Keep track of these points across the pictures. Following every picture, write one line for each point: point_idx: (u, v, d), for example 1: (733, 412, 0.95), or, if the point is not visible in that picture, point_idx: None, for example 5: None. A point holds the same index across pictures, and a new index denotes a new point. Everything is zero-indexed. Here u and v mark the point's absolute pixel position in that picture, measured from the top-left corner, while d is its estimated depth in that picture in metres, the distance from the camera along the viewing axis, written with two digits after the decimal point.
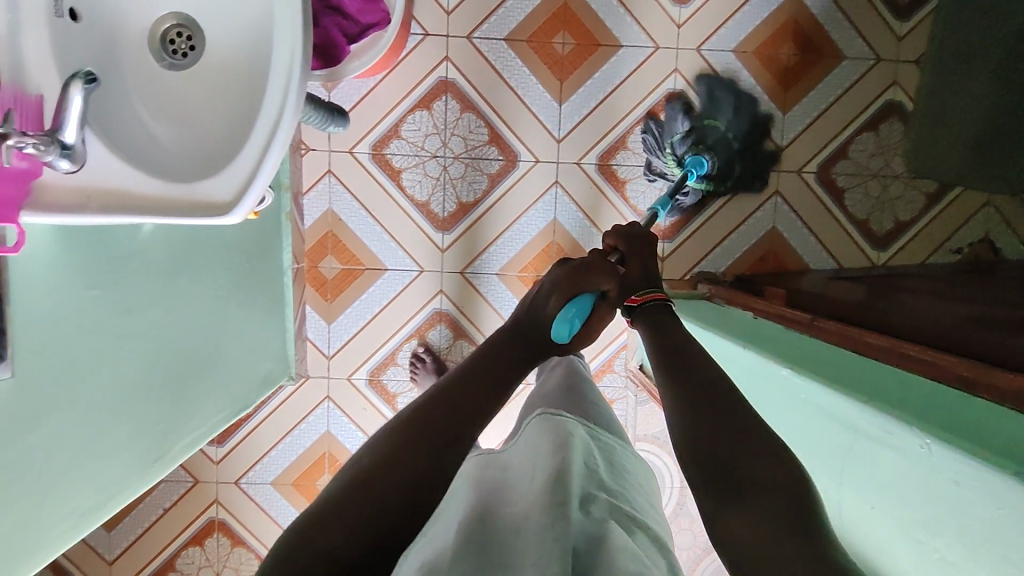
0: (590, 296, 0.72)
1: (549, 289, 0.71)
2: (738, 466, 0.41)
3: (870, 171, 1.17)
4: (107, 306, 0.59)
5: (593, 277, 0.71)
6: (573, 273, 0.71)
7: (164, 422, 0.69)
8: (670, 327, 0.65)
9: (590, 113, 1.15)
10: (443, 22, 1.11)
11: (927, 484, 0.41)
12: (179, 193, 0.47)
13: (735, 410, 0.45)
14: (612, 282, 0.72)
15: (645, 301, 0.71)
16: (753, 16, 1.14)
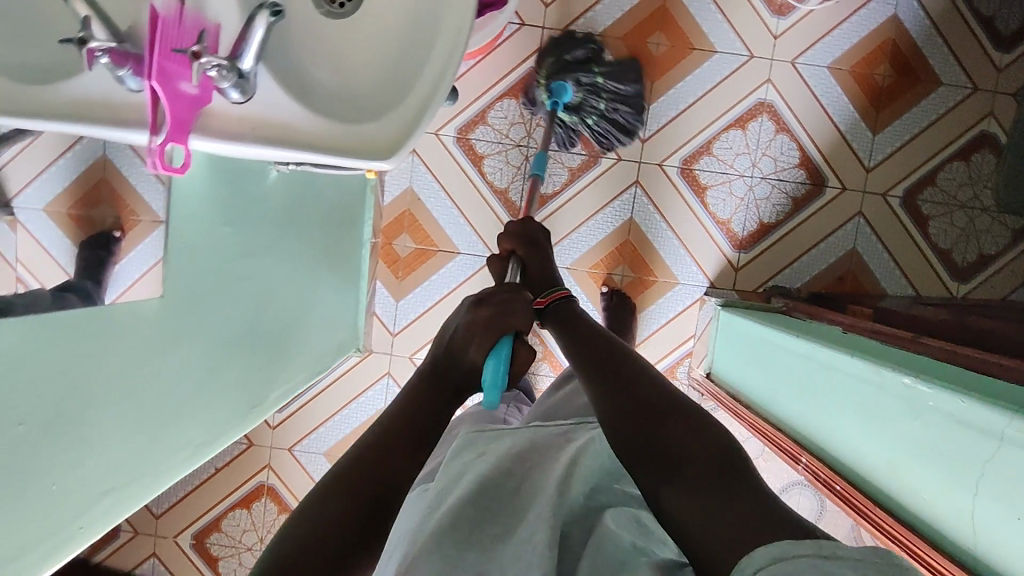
0: (511, 338, 0.67)
1: (466, 337, 0.66)
2: (661, 441, 0.46)
3: (958, 201, 1.14)
4: (228, 241, 0.69)
5: (511, 315, 0.67)
6: (493, 314, 0.67)
7: (250, 369, 0.72)
8: (578, 319, 0.70)
9: (677, 116, 1.14)
10: (540, 14, 1.12)
11: None
12: (344, 133, 0.48)
13: (625, 397, 0.51)
14: (527, 314, 0.69)
15: (552, 301, 0.74)
16: (852, 33, 1.11)
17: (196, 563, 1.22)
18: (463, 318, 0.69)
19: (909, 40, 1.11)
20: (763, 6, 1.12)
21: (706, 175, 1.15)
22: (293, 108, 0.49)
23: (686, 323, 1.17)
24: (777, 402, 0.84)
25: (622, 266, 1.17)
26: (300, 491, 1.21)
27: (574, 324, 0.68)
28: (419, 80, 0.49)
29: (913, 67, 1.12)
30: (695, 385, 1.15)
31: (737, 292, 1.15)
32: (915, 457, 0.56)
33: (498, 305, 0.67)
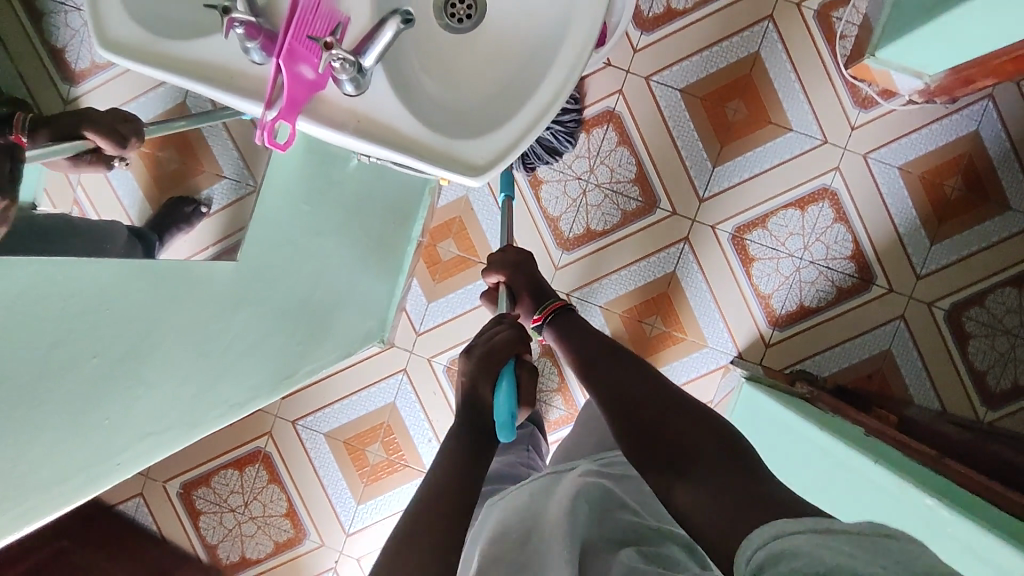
0: (512, 363, 0.74)
1: (473, 384, 0.72)
2: (677, 443, 0.52)
3: (1003, 326, 1.13)
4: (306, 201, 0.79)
5: (502, 349, 0.73)
6: (484, 356, 0.73)
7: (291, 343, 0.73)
8: (574, 335, 0.76)
9: (740, 183, 1.15)
10: (628, 58, 1.14)
11: None
12: (438, 143, 0.50)
13: (623, 404, 0.59)
14: (518, 342, 0.75)
15: (548, 315, 0.82)
16: (929, 140, 1.12)
17: (178, 513, 1.23)
18: (467, 364, 0.74)
19: (984, 158, 1.11)
20: (846, 96, 1.13)
21: (756, 247, 1.15)
22: (397, 109, 0.50)
23: (706, 387, 1.17)
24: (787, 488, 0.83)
25: (655, 317, 1.18)
26: (293, 465, 1.22)
27: (576, 334, 0.75)
28: (522, 109, 0.52)
29: (983, 185, 1.12)
30: None
31: (765, 367, 1.15)
32: None
33: (489, 347, 0.73)
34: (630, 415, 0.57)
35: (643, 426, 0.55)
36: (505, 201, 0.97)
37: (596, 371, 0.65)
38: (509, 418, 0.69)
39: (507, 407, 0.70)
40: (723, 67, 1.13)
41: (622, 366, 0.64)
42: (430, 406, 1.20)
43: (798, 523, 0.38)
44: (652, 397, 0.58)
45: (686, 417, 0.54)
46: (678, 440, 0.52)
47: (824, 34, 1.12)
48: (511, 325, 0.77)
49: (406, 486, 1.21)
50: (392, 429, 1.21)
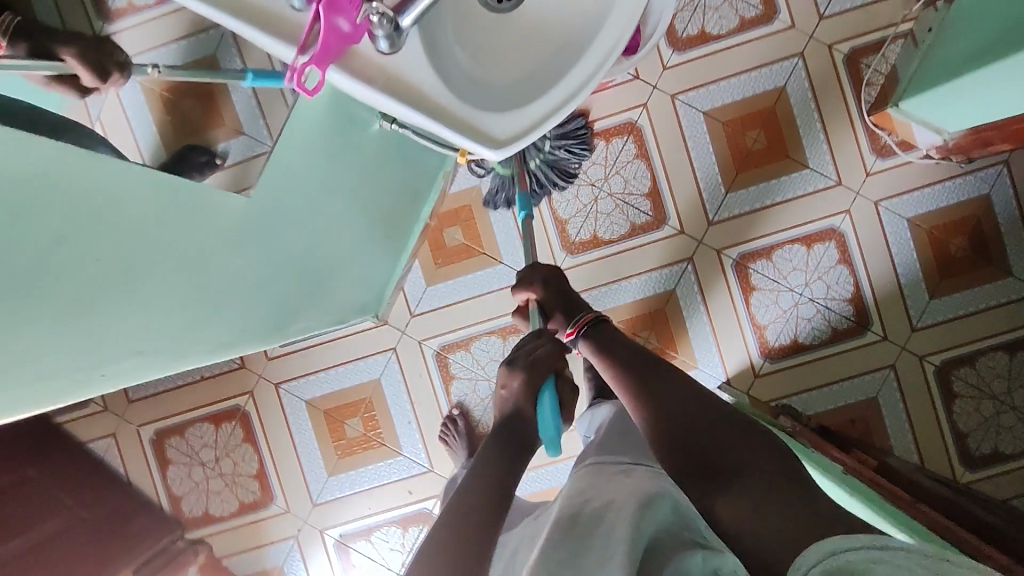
0: (548, 381, 0.77)
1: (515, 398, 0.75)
2: (729, 463, 0.57)
3: (989, 390, 1.13)
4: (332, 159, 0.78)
5: (543, 364, 0.77)
6: (525, 376, 0.76)
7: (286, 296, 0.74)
8: (609, 341, 0.78)
9: (750, 212, 1.16)
10: (657, 74, 1.16)
11: None
12: (463, 111, 0.52)
13: (678, 421, 0.63)
14: (556, 357, 0.78)
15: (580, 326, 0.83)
16: (943, 196, 1.12)
17: (148, 459, 1.23)
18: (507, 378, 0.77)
19: (993, 221, 1.12)
20: (866, 141, 1.14)
21: (759, 276, 1.16)
22: (426, 73, 0.51)
23: None
24: None
25: (649, 332, 1.18)
26: (270, 427, 1.22)
27: (617, 342, 0.78)
28: (548, 95, 0.54)
29: (989, 248, 1.12)
30: None
31: (751, 398, 1.15)
32: None
33: (530, 361, 0.77)
34: (689, 432, 0.62)
35: (698, 441, 0.61)
36: (524, 219, 0.98)
37: (651, 382, 0.69)
38: (557, 433, 0.75)
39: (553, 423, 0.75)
40: (748, 96, 1.15)
41: (672, 382, 0.68)
42: (415, 389, 1.20)
43: (858, 539, 0.42)
44: (708, 417, 0.63)
45: (744, 443, 0.59)
46: (732, 460, 0.57)
47: (852, 78, 1.13)
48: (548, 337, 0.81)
49: (380, 464, 1.21)
50: (372, 406, 1.21)
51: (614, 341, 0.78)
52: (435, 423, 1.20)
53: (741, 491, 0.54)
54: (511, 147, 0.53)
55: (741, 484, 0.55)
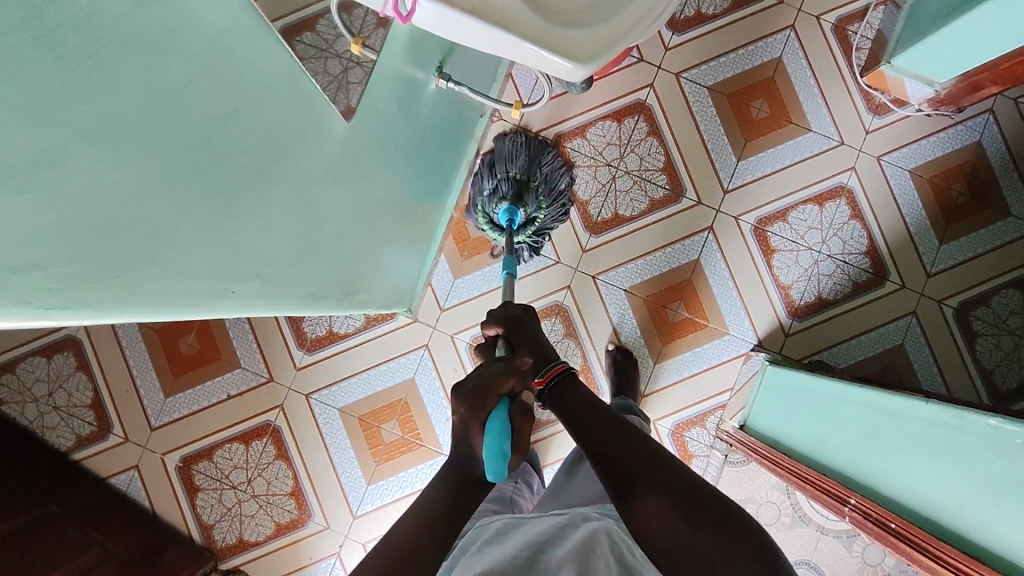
0: (501, 409, 0.69)
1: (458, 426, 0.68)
2: (685, 505, 0.50)
3: (1007, 326, 1.18)
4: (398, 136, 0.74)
5: (488, 386, 0.70)
6: (469, 400, 0.69)
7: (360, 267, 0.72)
8: (577, 397, 0.71)
9: (761, 178, 1.20)
10: (660, 55, 1.21)
11: None
12: (549, 31, 0.51)
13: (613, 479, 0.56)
14: (510, 380, 0.72)
15: (550, 379, 0.76)
16: (939, 146, 1.20)
17: (175, 488, 1.17)
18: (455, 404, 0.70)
19: (987, 166, 1.20)
20: (861, 103, 1.20)
21: (777, 239, 1.19)
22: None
23: (727, 375, 1.18)
24: (824, 451, 0.84)
25: (678, 303, 1.19)
26: (302, 440, 1.17)
27: (573, 388, 0.73)
28: (621, 13, 0.55)
29: (987, 192, 1.20)
30: (723, 437, 1.14)
31: (784, 356, 1.16)
32: (978, 490, 0.57)
33: (477, 380, 0.70)
34: (618, 487, 0.55)
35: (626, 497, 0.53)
36: (507, 277, 1.01)
37: (592, 436, 0.61)
38: (501, 454, 0.65)
39: (496, 443, 0.66)
40: (748, 68, 1.20)
41: (615, 431, 0.60)
42: (450, 384, 1.18)
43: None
44: (648, 465, 0.54)
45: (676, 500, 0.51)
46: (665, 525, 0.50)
47: (841, 45, 1.20)
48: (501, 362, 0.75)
49: (420, 467, 1.16)
50: (408, 407, 1.18)
51: (572, 390, 0.71)
52: None
53: (674, 565, 0.48)
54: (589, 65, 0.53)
55: (676, 557, 0.48)
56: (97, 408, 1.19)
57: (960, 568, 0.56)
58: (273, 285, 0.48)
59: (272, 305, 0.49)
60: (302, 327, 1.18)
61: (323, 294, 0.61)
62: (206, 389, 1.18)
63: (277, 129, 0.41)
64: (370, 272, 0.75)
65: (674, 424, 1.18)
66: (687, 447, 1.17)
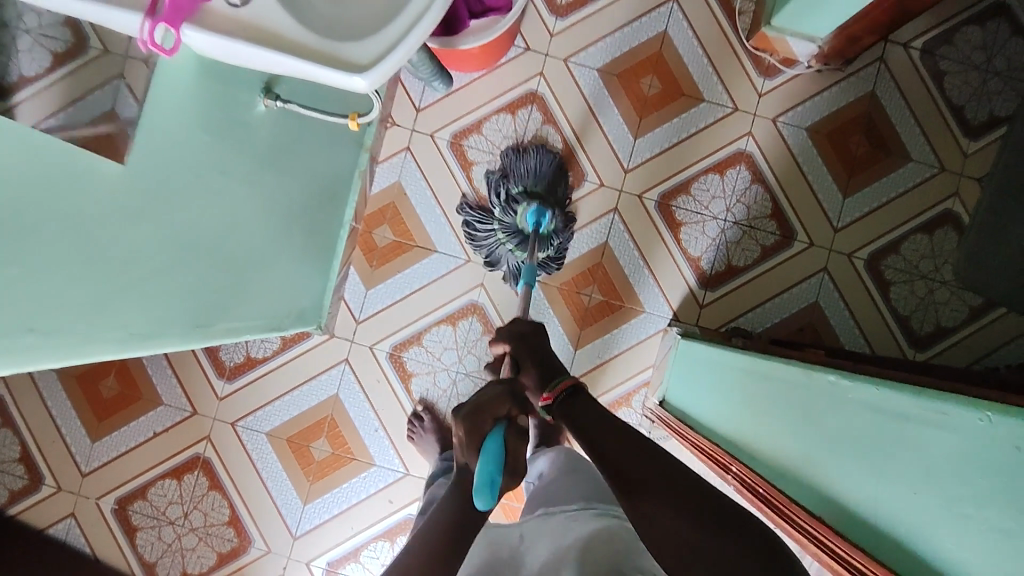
0: (496, 436, 0.73)
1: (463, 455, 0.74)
2: (710, 518, 0.50)
3: (918, 271, 1.19)
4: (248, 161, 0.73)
5: (487, 409, 0.73)
6: (468, 426, 0.72)
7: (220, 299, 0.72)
8: (591, 412, 0.73)
9: (661, 153, 1.20)
10: (546, 42, 1.20)
11: (975, 460, 0.41)
12: (322, 47, 0.52)
13: (645, 512, 0.54)
14: (504, 403, 0.75)
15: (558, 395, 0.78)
16: (831, 102, 1.20)
17: (113, 530, 1.17)
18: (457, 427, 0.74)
19: (883, 115, 1.20)
20: (752, 66, 1.20)
21: (683, 212, 1.19)
22: (279, 17, 0.51)
23: (648, 353, 1.18)
24: (716, 421, 0.85)
25: (592, 288, 1.20)
26: (233, 468, 1.17)
27: (587, 408, 0.74)
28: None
29: (886, 140, 1.21)
30: (648, 414, 1.15)
31: (701, 328, 1.17)
32: (823, 447, 0.58)
33: (474, 405, 0.73)
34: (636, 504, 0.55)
35: (657, 541, 0.52)
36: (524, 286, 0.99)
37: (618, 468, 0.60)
38: (489, 482, 0.69)
39: (488, 471, 0.70)
40: (635, 45, 1.20)
41: (646, 460, 0.59)
42: (375, 395, 1.18)
43: None
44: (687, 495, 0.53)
45: (721, 530, 0.49)
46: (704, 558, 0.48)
47: (725, 11, 1.20)
48: (502, 385, 0.77)
49: (354, 480, 1.17)
50: (336, 423, 1.18)
51: (594, 411, 0.72)
52: (403, 426, 1.17)
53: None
54: (396, 53, 0.52)
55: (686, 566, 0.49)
56: (27, 461, 1.17)
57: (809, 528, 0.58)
58: (49, 330, 0.48)
59: (43, 354, 0.49)
60: (218, 356, 1.18)
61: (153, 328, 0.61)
62: (134, 427, 1.18)
63: (10, 183, 0.41)
64: (238, 299, 0.75)
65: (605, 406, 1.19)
66: None
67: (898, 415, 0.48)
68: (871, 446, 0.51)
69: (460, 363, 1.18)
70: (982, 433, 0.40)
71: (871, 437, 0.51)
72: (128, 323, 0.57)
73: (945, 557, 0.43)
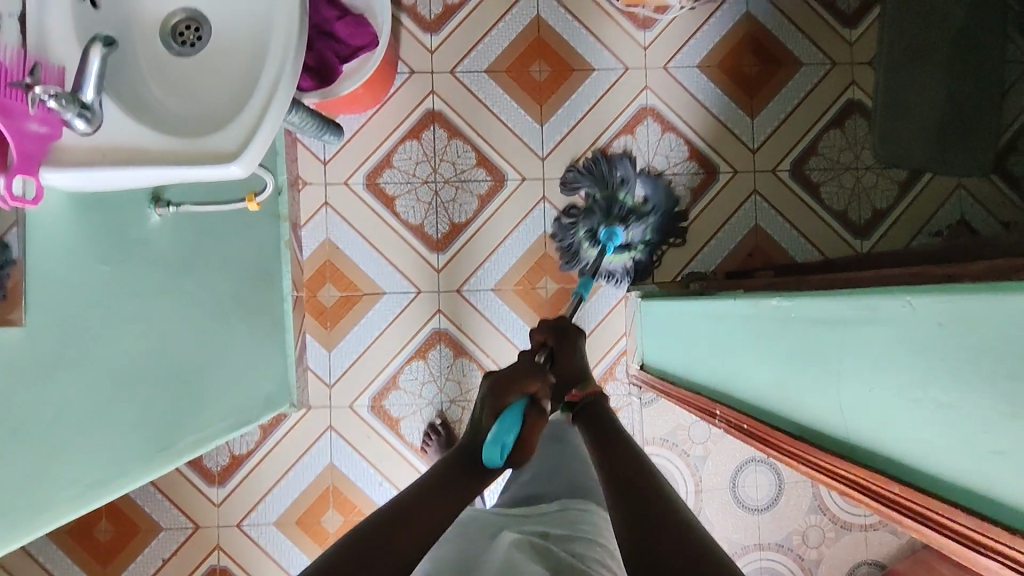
0: (520, 405, 0.68)
1: (480, 409, 0.70)
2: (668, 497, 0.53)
3: (842, 164, 1.23)
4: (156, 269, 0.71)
5: (517, 381, 0.70)
6: (501, 382, 0.70)
7: (173, 415, 0.69)
8: (605, 416, 0.73)
9: (570, 131, 1.21)
10: (428, 60, 1.20)
11: (909, 344, 0.41)
12: (189, 147, 0.50)
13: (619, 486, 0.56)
14: (539, 383, 0.71)
15: (585, 398, 0.78)
16: (712, 35, 1.22)
17: None
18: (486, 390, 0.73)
19: (764, 31, 1.22)
20: (628, 24, 1.21)
21: None
22: (141, 133, 0.50)
23: (617, 323, 1.19)
24: (691, 370, 0.86)
25: (545, 280, 1.20)
26: (253, 567, 1.15)
27: (598, 420, 0.72)
28: (271, 50, 0.54)
29: (774, 53, 1.22)
30: (635, 381, 1.15)
31: (658, 283, 1.19)
32: (785, 370, 0.59)
33: (509, 372, 0.72)
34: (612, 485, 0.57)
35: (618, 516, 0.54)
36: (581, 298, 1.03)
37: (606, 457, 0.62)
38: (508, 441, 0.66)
39: (505, 432, 0.66)
40: (514, 37, 1.20)
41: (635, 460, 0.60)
42: (369, 451, 1.16)
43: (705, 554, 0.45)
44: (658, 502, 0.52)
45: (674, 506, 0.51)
46: (655, 550, 0.46)
47: None
48: (536, 367, 0.73)
49: None
50: (340, 490, 1.16)
51: (606, 421, 0.72)
52: (405, 471, 1.16)
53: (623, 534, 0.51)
54: (271, 111, 0.51)
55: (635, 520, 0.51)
56: None
57: (790, 449, 0.58)
58: None
59: None
60: (203, 464, 1.15)
61: (106, 468, 0.59)
62: (142, 561, 1.14)
63: None
64: (194, 408, 0.73)
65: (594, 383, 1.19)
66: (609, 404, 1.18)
67: (831, 321, 0.50)
68: (821, 360, 0.51)
69: (441, 393, 1.18)
70: (911, 319, 0.41)
71: (812, 349, 0.53)
72: (69, 474, 0.55)
73: (911, 446, 0.43)
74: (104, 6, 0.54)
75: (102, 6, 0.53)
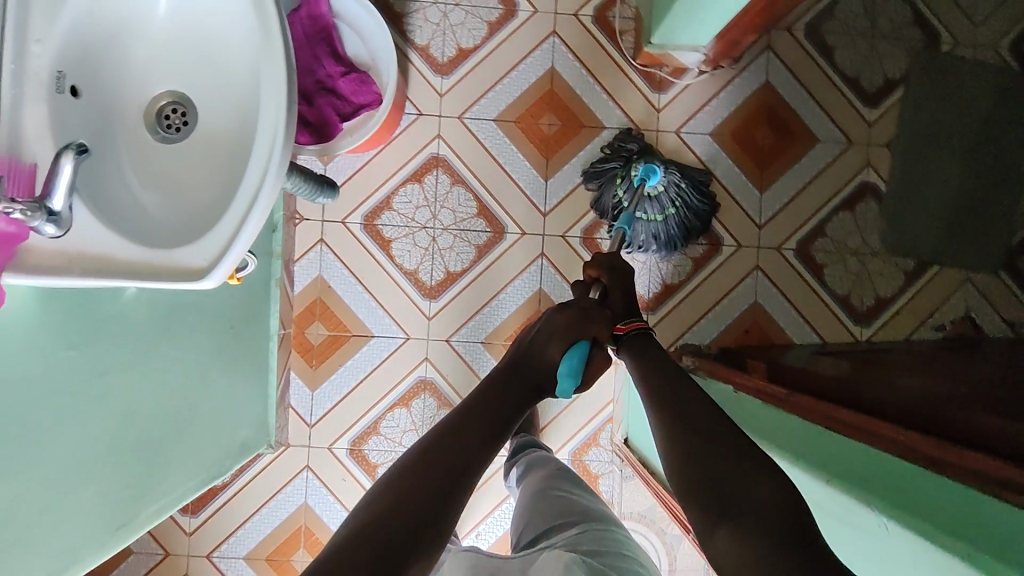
0: (585, 343, 0.84)
1: (546, 339, 0.83)
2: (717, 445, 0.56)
3: (848, 249, 1.21)
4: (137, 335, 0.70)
5: (584, 321, 0.84)
6: (572, 320, 0.84)
7: (136, 485, 0.69)
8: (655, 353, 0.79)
9: (575, 188, 1.19)
10: (437, 104, 1.18)
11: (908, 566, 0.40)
12: (160, 259, 0.53)
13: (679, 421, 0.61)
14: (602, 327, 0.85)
15: (631, 330, 0.85)
16: (729, 103, 1.19)
17: None
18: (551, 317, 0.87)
19: (781, 103, 1.20)
20: (644, 83, 1.19)
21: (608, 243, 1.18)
22: (108, 240, 0.53)
23: (602, 390, 1.17)
24: None
25: None
26: None
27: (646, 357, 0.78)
28: (252, 159, 0.53)
29: (789, 126, 1.20)
30: (618, 452, 1.14)
31: None
32: None
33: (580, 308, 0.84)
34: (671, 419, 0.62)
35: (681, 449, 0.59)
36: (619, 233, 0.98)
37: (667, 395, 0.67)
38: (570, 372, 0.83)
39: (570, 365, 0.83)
40: (527, 88, 1.18)
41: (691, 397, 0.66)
42: (344, 494, 1.16)
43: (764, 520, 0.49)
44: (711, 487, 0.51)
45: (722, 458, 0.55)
46: (716, 525, 0.48)
47: (606, 32, 1.18)
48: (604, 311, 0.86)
49: None
50: (312, 530, 1.16)
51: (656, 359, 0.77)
52: None
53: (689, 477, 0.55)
54: (246, 229, 0.52)
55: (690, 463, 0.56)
56: None
57: None
58: None
59: None
60: None
61: (58, 550, 0.59)
62: None
63: None
64: (158, 474, 0.72)
65: (572, 451, 1.17)
66: (591, 470, 1.16)
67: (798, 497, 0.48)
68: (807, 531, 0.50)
69: None
70: None
71: None
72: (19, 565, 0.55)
73: None
74: (84, 92, 0.56)
75: (82, 93, 0.56)
